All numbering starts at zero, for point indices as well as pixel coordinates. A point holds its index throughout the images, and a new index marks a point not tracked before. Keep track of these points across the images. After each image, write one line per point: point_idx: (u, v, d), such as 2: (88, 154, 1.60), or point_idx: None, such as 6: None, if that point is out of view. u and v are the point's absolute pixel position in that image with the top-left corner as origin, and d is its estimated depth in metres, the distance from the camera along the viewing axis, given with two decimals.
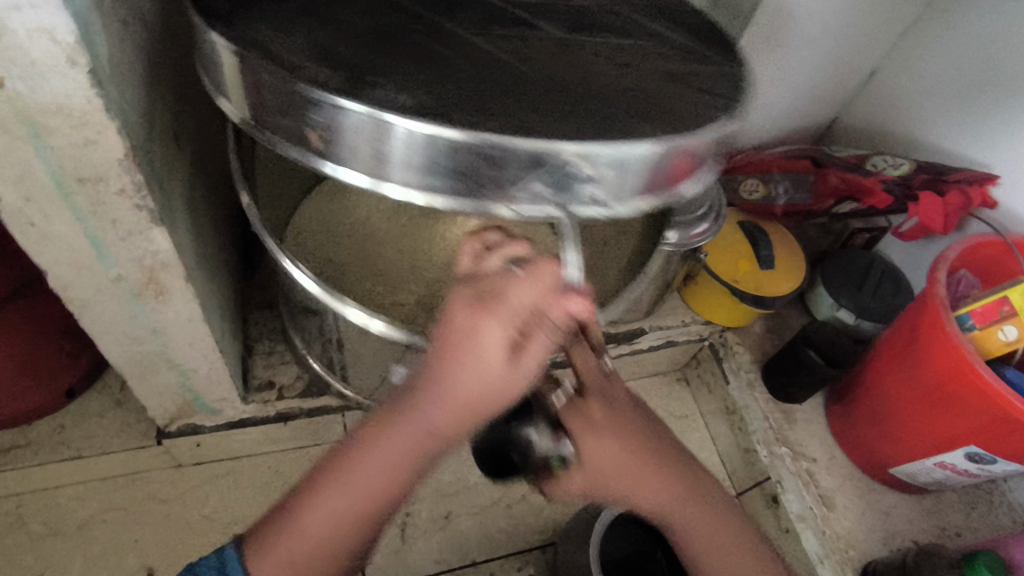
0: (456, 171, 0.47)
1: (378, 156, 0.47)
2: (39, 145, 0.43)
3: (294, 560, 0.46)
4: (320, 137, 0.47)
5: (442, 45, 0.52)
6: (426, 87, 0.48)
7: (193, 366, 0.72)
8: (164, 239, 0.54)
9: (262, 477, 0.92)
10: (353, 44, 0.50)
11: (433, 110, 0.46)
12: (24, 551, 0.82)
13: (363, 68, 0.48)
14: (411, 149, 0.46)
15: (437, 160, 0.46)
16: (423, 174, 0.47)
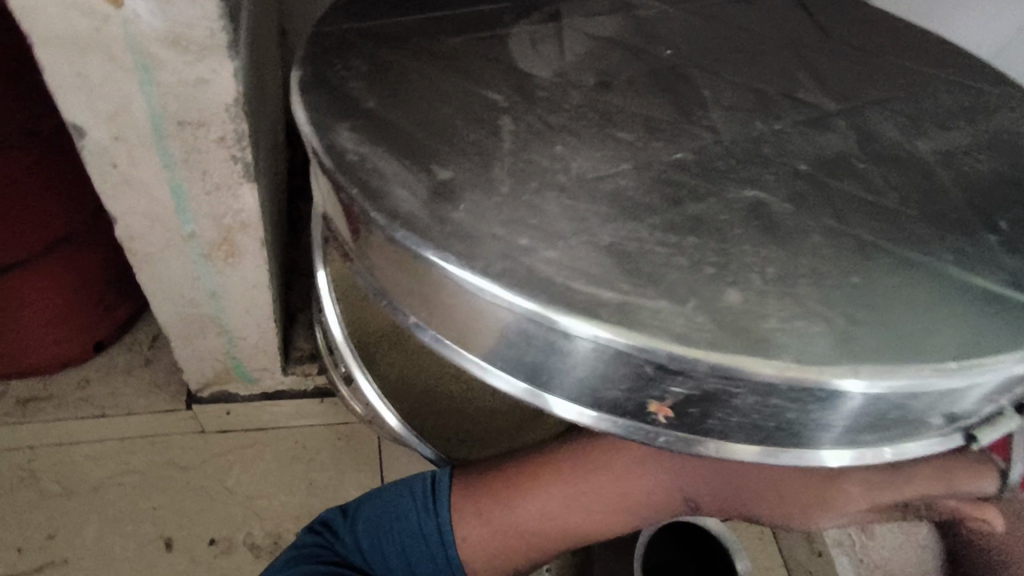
0: (620, 387, 0.26)
1: (489, 335, 0.26)
2: (145, 81, 0.38)
3: (496, 543, 0.46)
4: (450, 305, 0.26)
5: (660, 75, 0.34)
6: (720, 265, 0.26)
7: (242, 334, 0.67)
8: (252, 197, 0.49)
9: (287, 453, 0.86)
10: (576, 177, 0.27)
11: (604, 286, 0.24)
12: (36, 509, 0.77)
13: (604, 234, 0.26)
14: (616, 367, 0.25)
15: (586, 363, 0.25)
16: (564, 377, 0.27)
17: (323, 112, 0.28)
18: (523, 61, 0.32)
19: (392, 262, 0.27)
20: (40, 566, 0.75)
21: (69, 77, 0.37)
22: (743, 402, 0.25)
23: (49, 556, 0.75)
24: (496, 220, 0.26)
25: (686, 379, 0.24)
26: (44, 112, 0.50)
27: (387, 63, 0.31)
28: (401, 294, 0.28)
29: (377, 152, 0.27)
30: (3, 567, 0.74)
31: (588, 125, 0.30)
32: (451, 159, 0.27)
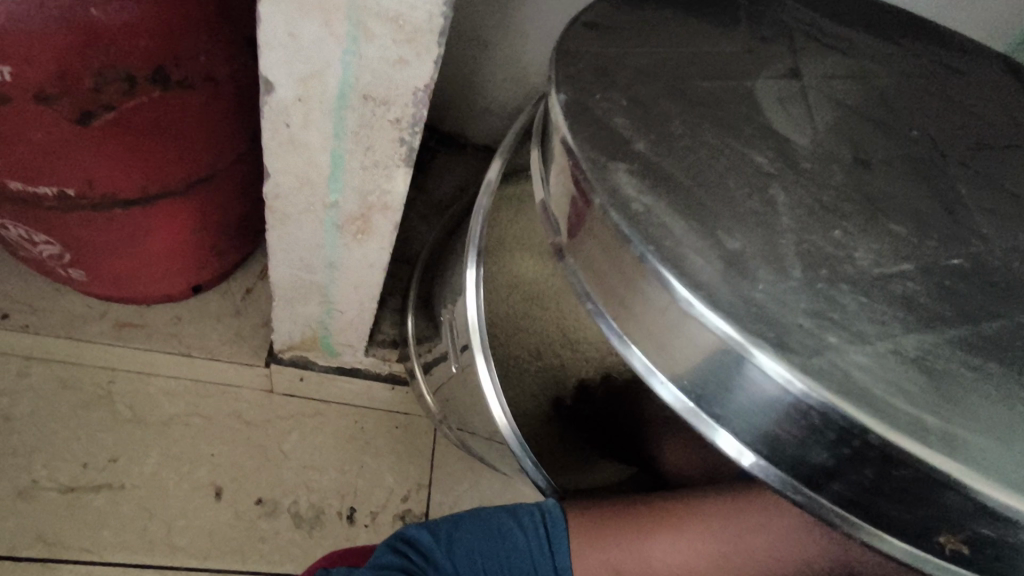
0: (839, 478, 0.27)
1: (743, 401, 0.28)
2: (349, 49, 0.38)
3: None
4: (677, 337, 0.29)
5: (902, 176, 0.35)
6: (1011, 397, 0.27)
7: (342, 308, 0.67)
8: (404, 181, 0.49)
9: (345, 430, 0.86)
10: (864, 274, 0.29)
11: (903, 396, 0.26)
12: (105, 430, 0.79)
13: (865, 331, 0.28)
14: (811, 432, 0.27)
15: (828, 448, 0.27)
16: (790, 451, 0.28)
17: (602, 149, 0.31)
18: (777, 126, 0.34)
19: (607, 273, 0.32)
20: (99, 486, 0.76)
21: (280, 33, 0.38)
22: (942, 510, 0.26)
23: (108, 478, 0.77)
24: (801, 309, 0.28)
25: (892, 471, 0.26)
26: (225, 59, 0.51)
27: (649, 107, 0.33)
28: (616, 302, 0.32)
29: (661, 205, 0.30)
30: (66, 478, 0.76)
31: (854, 214, 0.32)
32: (733, 231, 0.30)
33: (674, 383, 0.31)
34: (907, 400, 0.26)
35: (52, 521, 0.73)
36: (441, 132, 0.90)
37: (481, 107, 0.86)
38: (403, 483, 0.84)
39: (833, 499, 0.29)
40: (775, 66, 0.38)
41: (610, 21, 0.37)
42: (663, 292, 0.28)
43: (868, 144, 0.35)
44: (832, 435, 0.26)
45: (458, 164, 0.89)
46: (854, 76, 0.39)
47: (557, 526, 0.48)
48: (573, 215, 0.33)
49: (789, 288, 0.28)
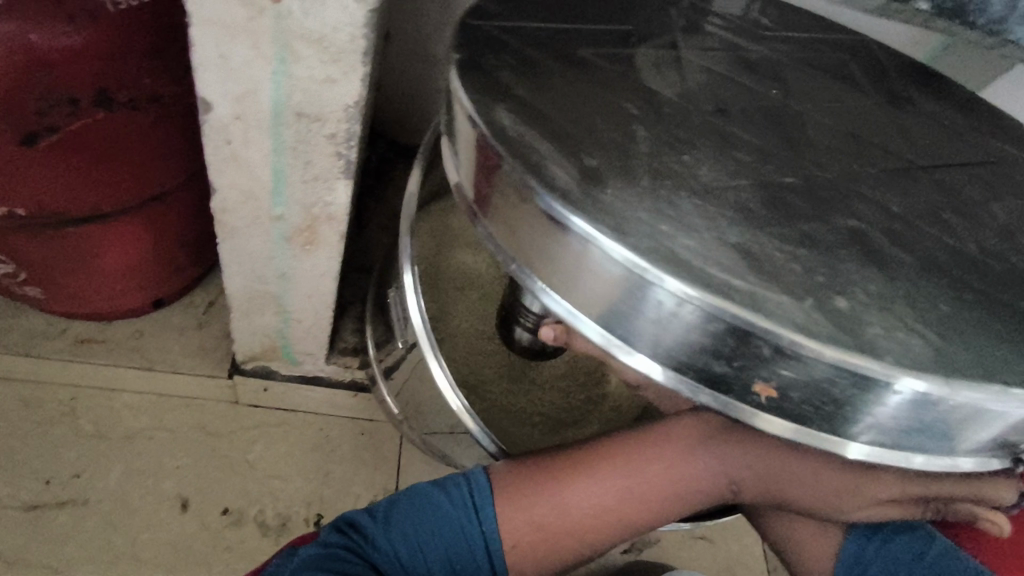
0: (693, 348, 0.30)
1: (601, 288, 0.31)
2: (279, 70, 0.40)
3: (549, 542, 0.46)
4: (543, 242, 0.32)
5: (767, 119, 0.37)
6: (826, 271, 0.30)
7: (299, 317, 0.69)
8: (345, 192, 0.50)
9: (311, 439, 0.87)
10: (705, 182, 0.32)
11: (726, 269, 0.29)
12: (68, 445, 0.80)
13: (728, 231, 0.30)
14: (695, 328, 0.29)
15: (674, 320, 0.30)
16: (649, 333, 0.31)
17: (484, 92, 0.33)
18: (653, 85, 0.36)
19: (506, 218, 0.33)
20: (63, 502, 0.77)
21: (212, 56, 0.40)
22: (766, 361, 0.29)
23: (72, 495, 0.77)
24: (643, 206, 0.30)
25: (725, 334, 0.29)
26: (170, 79, 0.53)
27: (535, 66, 0.35)
28: (501, 227, 0.34)
29: (528, 130, 0.32)
30: (29, 496, 0.76)
31: (712, 148, 0.34)
32: (603, 160, 0.32)
33: (558, 293, 0.33)
34: (770, 293, 0.28)
35: (15, 539, 0.74)
36: (399, 143, 0.92)
37: (437, 117, 0.88)
38: (369, 489, 0.86)
39: (696, 370, 0.31)
40: (660, 38, 0.40)
41: (513, 11, 0.39)
42: (526, 202, 0.31)
43: (742, 102, 0.37)
44: (712, 326, 0.29)
45: None
46: (741, 58, 0.41)
47: (484, 492, 0.47)
48: (476, 173, 0.34)
49: (660, 213, 0.30)
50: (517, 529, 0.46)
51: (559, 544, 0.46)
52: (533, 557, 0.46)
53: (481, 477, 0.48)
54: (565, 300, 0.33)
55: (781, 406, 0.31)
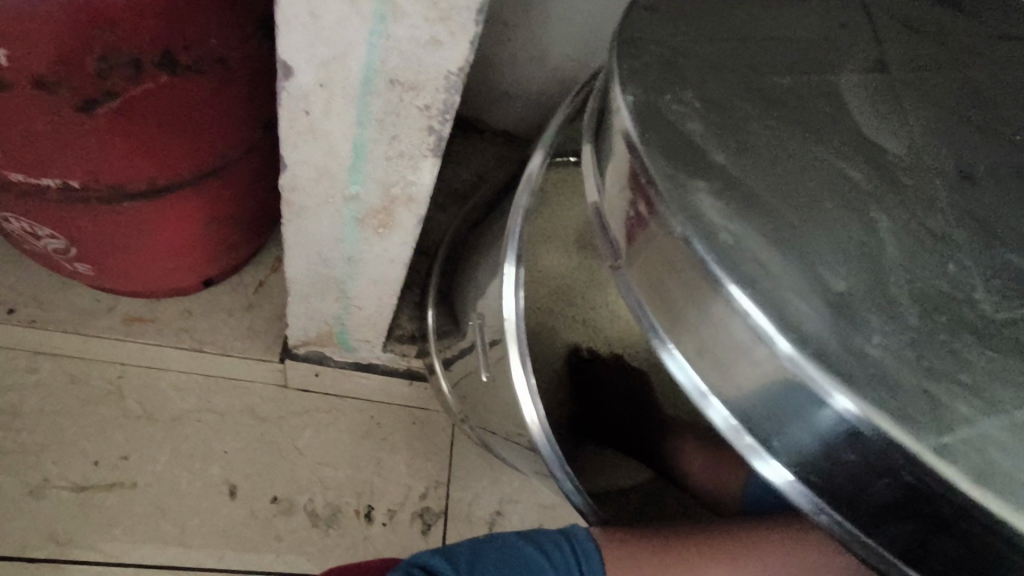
0: (898, 525, 0.27)
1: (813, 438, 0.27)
2: (375, 30, 0.35)
3: None
4: (743, 364, 0.28)
5: (996, 190, 0.33)
6: None
7: (361, 304, 0.65)
8: (430, 172, 0.45)
9: (361, 426, 0.84)
10: (971, 312, 0.28)
11: (997, 456, 0.25)
12: (115, 426, 0.77)
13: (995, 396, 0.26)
14: (872, 477, 0.26)
15: (895, 496, 0.26)
16: (846, 492, 0.28)
17: (680, 160, 0.29)
18: (872, 135, 0.32)
19: (666, 288, 0.30)
20: (111, 485, 0.74)
21: (300, 11, 0.34)
22: (996, 567, 0.25)
23: (120, 477, 0.75)
24: (909, 357, 0.26)
25: (959, 529, 0.25)
26: (238, 41, 0.47)
27: (728, 108, 0.31)
28: (667, 313, 0.30)
29: (742, 224, 0.28)
30: (77, 477, 0.74)
31: (966, 247, 0.30)
32: (834, 265, 0.28)
33: (725, 406, 0.30)
34: (995, 452, 0.25)
35: (64, 520, 0.72)
36: (461, 118, 0.86)
37: (502, 89, 0.82)
38: (421, 481, 0.82)
39: (881, 539, 0.28)
40: (857, 57, 0.35)
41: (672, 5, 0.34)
42: (739, 322, 0.27)
43: (967, 153, 0.34)
44: (893, 484, 0.26)
45: (477, 150, 0.85)
46: (939, 76, 0.37)
47: (587, 552, 0.45)
48: (629, 219, 0.31)
49: (895, 333, 0.27)
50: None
51: None
52: None
53: (584, 540, 0.46)
54: (712, 393, 0.30)
55: None
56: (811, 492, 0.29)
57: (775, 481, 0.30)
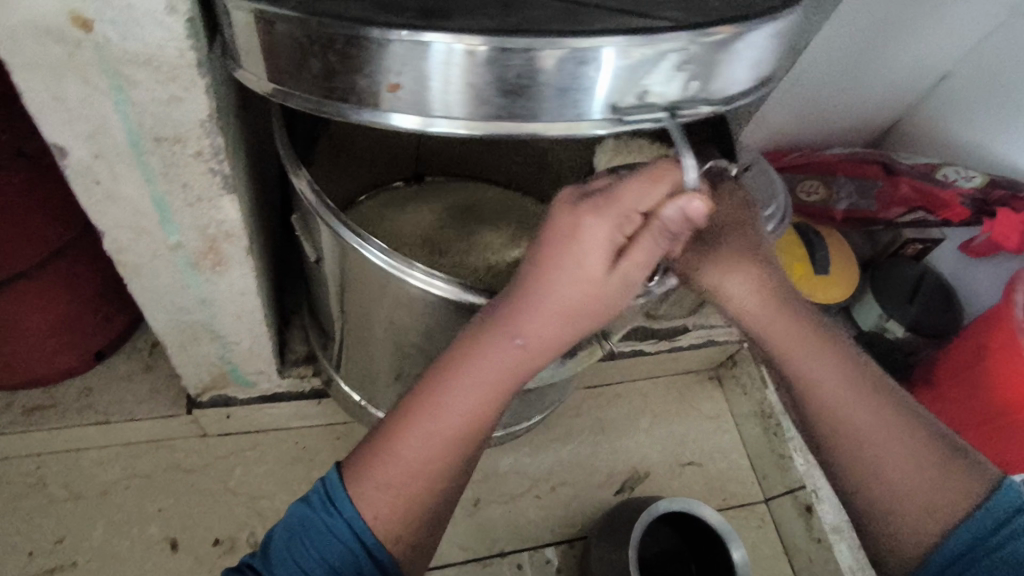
0: (478, 92, 0.39)
1: (394, 69, 0.38)
2: (119, 100, 0.40)
3: (394, 487, 0.44)
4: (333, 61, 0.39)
5: None
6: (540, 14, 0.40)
7: (236, 339, 0.69)
8: (233, 208, 0.50)
9: (287, 453, 0.88)
10: None
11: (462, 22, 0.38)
12: (42, 514, 0.79)
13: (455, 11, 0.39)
14: (496, 81, 0.38)
15: (453, 70, 0.38)
16: (447, 100, 0.39)
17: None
18: None
19: (302, 61, 0.40)
20: (51, 569, 0.76)
21: (46, 98, 0.39)
22: (530, 82, 0.38)
23: (59, 560, 0.77)
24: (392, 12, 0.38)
25: (490, 68, 0.37)
26: None
27: None
28: (286, 70, 0.41)
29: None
30: (15, 571, 0.76)
31: None
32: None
33: (368, 109, 0.41)
34: (464, 26, 0.38)
35: None
36: None
37: None
38: None
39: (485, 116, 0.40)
40: None
41: None
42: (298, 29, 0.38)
43: None
44: (506, 77, 0.38)
45: None
46: None
47: (336, 488, 0.45)
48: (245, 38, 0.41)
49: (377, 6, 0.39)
50: (378, 495, 0.44)
51: (404, 485, 0.44)
52: (400, 509, 0.44)
53: (335, 479, 0.45)
54: (396, 112, 0.41)
55: (559, 113, 0.40)
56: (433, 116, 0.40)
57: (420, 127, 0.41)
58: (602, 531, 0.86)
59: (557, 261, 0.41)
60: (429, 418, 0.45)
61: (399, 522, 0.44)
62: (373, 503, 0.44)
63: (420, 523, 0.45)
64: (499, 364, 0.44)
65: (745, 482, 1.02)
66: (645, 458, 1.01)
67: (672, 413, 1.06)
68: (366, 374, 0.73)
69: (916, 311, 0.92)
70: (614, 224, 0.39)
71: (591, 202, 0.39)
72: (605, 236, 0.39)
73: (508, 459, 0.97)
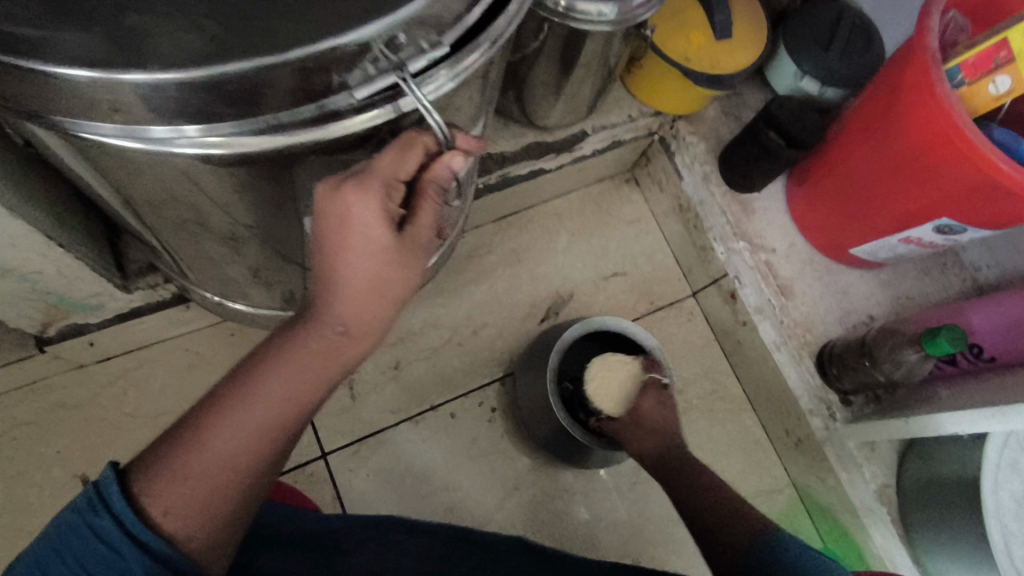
0: (171, 100, 0.33)
1: (63, 91, 0.32)
2: None
3: (195, 486, 0.39)
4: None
5: None
6: None
7: (37, 268, 0.57)
8: None
9: (180, 362, 0.81)
10: None
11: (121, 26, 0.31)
12: None
13: None
14: (196, 105, 0.33)
15: (136, 99, 0.32)
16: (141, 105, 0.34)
17: None
18: None
19: None
20: None
21: None
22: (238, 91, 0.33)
23: None
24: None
25: (183, 95, 0.32)
26: None
27: None
28: None
29: None
30: None
31: None
32: None
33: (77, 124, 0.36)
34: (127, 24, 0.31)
35: None
36: None
37: None
38: None
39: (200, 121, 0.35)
40: None
41: None
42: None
43: None
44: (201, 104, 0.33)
45: None
46: None
47: (110, 488, 0.39)
48: None
49: None
50: (172, 505, 0.39)
51: (202, 497, 0.40)
52: (202, 511, 0.40)
53: (112, 482, 0.39)
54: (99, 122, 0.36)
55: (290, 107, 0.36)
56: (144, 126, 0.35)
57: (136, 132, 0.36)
58: (528, 365, 0.84)
59: (338, 236, 0.39)
60: (238, 413, 0.41)
61: (196, 524, 0.40)
62: (168, 514, 0.39)
63: (228, 531, 0.41)
64: (314, 347, 0.41)
65: (672, 280, 0.99)
66: (567, 279, 0.96)
67: (591, 227, 0.99)
68: (215, 271, 0.63)
69: (833, 62, 0.80)
70: (379, 202, 0.38)
71: (356, 180, 0.38)
72: (365, 215, 0.38)
73: (423, 314, 0.91)
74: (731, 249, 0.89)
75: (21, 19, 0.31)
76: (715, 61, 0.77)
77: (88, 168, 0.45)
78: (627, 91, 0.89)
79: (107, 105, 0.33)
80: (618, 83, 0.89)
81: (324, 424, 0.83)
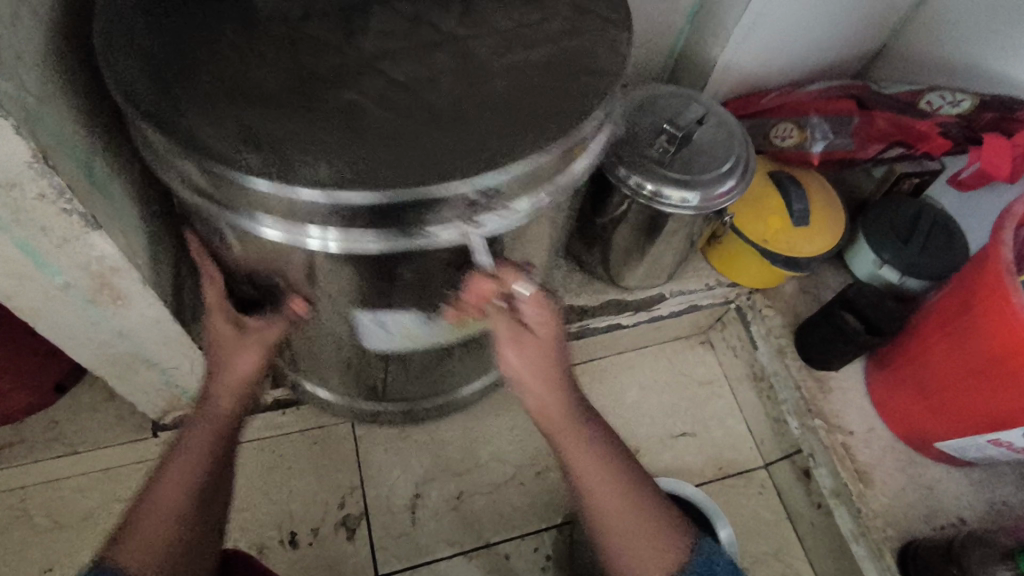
0: (332, 207, 0.44)
1: (255, 192, 0.44)
2: None
3: (151, 539, 0.47)
4: (209, 176, 0.45)
5: (344, 29, 0.49)
6: (389, 114, 0.45)
7: (174, 365, 0.67)
8: (107, 243, 0.47)
9: (265, 464, 0.88)
10: (283, 79, 0.46)
11: (314, 157, 0.43)
12: None
13: (311, 110, 0.45)
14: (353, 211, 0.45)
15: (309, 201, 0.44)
16: (309, 207, 0.45)
17: (113, 67, 0.44)
18: (252, 7, 0.49)
19: (179, 160, 0.45)
20: None
21: None
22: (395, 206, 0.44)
23: None
24: (246, 129, 0.43)
25: (348, 203, 0.44)
26: None
27: (137, 44, 0.46)
28: (173, 165, 0.47)
29: (154, 84, 0.44)
30: None
31: (291, 51, 0.47)
32: (194, 87, 0.45)
33: (239, 213, 0.47)
34: (315, 156, 0.43)
35: None
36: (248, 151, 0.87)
37: None
38: (334, 494, 0.88)
39: (349, 221, 0.46)
40: None
41: (133, 14, 0.47)
42: (171, 149, 0.44)
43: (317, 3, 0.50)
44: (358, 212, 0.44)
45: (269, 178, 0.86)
46: None
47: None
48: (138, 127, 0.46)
49: (235, 113, 0.44)
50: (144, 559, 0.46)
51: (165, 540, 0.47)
52: (163, 554, 0.47)
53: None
54: (264, 220, 0.47)
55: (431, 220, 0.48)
56: (301, 225, 0.47)
57: (286, 230, 0.47)
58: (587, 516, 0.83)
59: (226, 343, 0.54)
60: (166, 471, 0.50)
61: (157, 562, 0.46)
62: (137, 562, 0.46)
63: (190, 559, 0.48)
64: (211, 418, 0.53)
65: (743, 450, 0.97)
66: (635, 433, 0.96)
67: (663, 384, 1.01)
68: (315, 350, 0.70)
69: (913, 255, 0.83)
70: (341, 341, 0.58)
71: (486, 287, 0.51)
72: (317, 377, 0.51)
73: (491, 449, 0.94)
74: (806, 425, 0.88)
75: (240, 143, 0.43)
76: (794, 244, 0.82)
77: (240, 256, 0.55)
78: (705, 262, 0.96)
79: (268, 197, 0.45)
80: (698, 254, 0.96)
81: (381, 546, 0.85)
